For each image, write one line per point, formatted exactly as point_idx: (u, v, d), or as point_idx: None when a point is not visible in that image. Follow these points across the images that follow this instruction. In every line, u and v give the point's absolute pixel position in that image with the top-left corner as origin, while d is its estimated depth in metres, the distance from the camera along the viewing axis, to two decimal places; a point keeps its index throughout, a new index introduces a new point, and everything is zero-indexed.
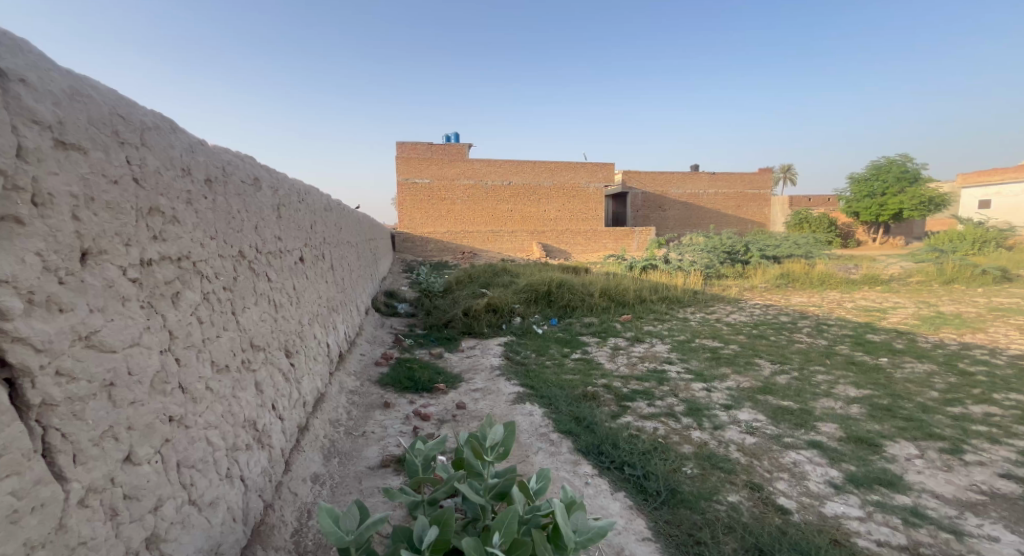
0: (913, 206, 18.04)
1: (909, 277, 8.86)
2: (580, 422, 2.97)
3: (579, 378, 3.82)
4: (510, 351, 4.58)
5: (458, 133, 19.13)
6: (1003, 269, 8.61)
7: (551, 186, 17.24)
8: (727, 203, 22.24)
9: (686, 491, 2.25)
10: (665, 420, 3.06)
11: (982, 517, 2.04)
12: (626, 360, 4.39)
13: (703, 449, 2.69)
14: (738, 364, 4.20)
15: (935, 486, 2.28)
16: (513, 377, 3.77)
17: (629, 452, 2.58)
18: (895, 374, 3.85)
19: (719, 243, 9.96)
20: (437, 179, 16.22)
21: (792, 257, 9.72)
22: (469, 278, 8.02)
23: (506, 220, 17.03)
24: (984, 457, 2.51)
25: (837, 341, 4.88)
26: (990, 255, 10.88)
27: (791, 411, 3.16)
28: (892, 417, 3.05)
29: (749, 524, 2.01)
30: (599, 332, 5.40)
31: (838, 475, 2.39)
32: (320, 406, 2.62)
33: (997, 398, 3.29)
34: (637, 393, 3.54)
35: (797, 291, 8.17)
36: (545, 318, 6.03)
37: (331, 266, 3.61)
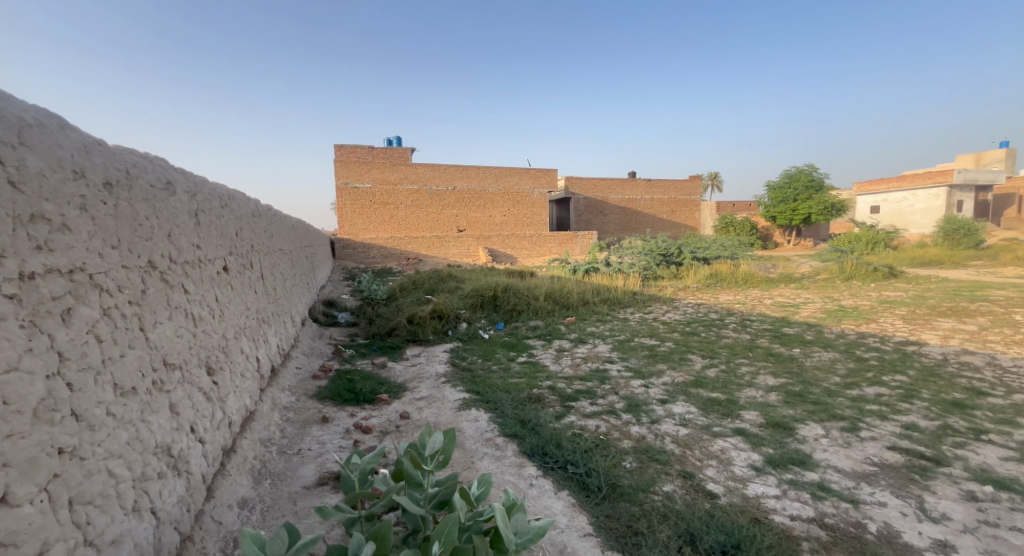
0: (819, 211, 20.25)
1: (818, 275, 9.83)
2: (526, 425, 3.00)
3: (524, 382, 3.86)
4: (455, 357, 4.54)
5: (400, 137, 18.70)
6: (892, 267, 9.78)
7: (494, 192, 17.34)
8: (661, 208, 23.52)
9: (625, 484, 2.34)
10: (606, 418, 3.17)
11: (874, 486, 2.30)
12: (570, 361, 4.50)
13: (641, 443, 2.81)
14: (673, 360, 4.44)
15: (838, 462, 2.53)
16: (459, 383, 3.74)
17: (572, 450, 2.64)
18: (807, 363, 4.24)
19: (656, 246, 10.49)
20: (379, 184, 15.76)
21: (722, 257, 10.42)
22: (413, 284, 7.86)
23: (451, 225, 16.87)
24: (876, 432, 2.83)
25: (759, 335, 5.30)
26: (882, 254, 12.33)
27: (719, 402, 3.39)
28: (804, 402, 3.35)
29: (681, 511, 2.12)
30: (544, 335, 5.49)
31: (759, 458, 2.59)
32: (249, 425, 2.45)
33: (887, 380, 3.72)
34: (580, 392, 3.64)
35: (727, 290, 8.77)
36: (491, 323, 6.03)
37: (260, 276, 3.38)
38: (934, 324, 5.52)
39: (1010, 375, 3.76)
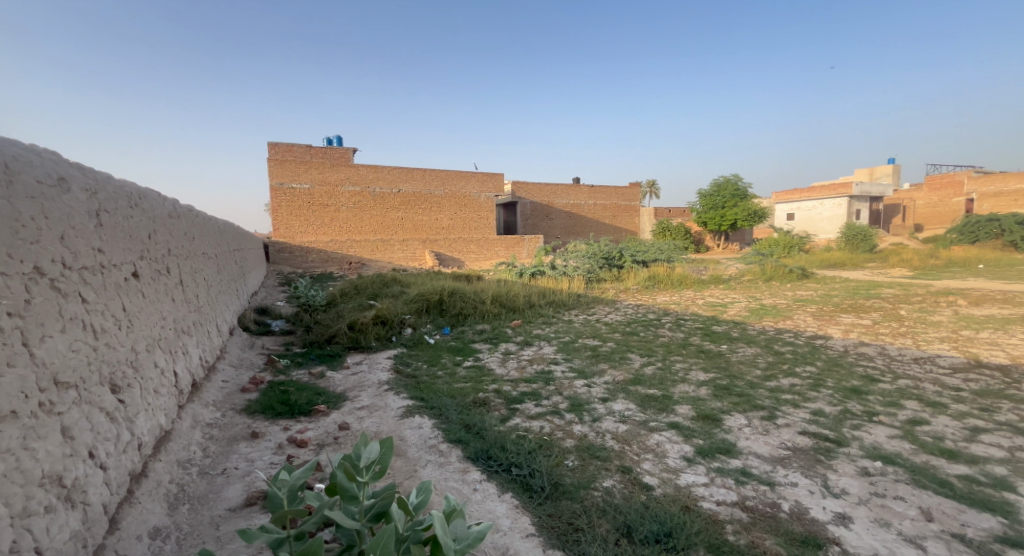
0: (744, 217, 21.83)
1: (743, 276, 10.61)
2: (471, 429, 2.98)
3: (470, 386, 3.83)
4: (399, 364, 4.42)
5: (340, 137, 17.94)
6: (805, 269, 10.75)
7: (441, 195, 17.12)
8: (603, 213, 24.36)
9: (567, 483, 2.38)
10: (550, 418, 3.22)
11: (788, 468, 2.50)
12: (516, 364, 4.52)
13: (583, 441, 2.88)
14: (613, 359, 4.60)
15: (758, 448, 2.73)
16: (403, 390, 3.64)
17: (516, 453, 2.65)
18: (734, 358, 4.55)
19: (600, 250, 10.81)
20: (317, 185, 15.02)
21: (660, 260, 10.95)
22: (355, 289, 7.57)
23: (395, 228, 16.42)
24: (789, 419, 3.09)
25: (691, 333, 5.62)
26: (797, 257, 13.55)
27: (655, 398, 3.55)
28: (730, 394, 3.59)
29: (619, 505, 2.19)
30: (490, 338, 5.48)
31: (690, 450, 2.74)
32: (164, 446, 2.23)
33: (800, 372, 4.08)
34: (525, 394, 3.67)
35: (665, 291, 9.23)
36: (436, 327, 5.93)
37: (179, 282, 3.12)
38: (839, 319, 6.14)
39: (898, 363, 4.26)
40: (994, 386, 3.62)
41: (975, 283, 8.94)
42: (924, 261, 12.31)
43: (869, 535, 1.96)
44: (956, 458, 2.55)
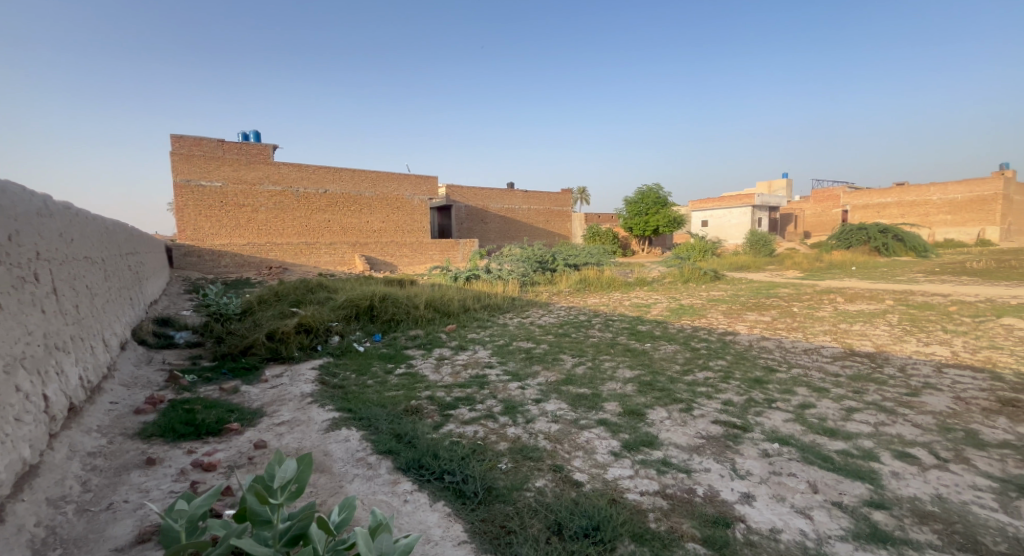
0: (665, 224, 23.34)
1: (665, 278, 11.34)
2: (402, 438, 2.89)
3: (402, 394, 3.73)
4: (325, 374, 4.19)
5: (258, 131, 16.71)
6: (718, 272, 11.73)
7: (371, 196, 16.54)
8: (537, 218, 24.91)
9: (500, 486, 2.39)
10: (484, 422, 3.21)
11: (702, 455, 2.70)
12: (450, 369, 4.46)
13: (516, 443, 2.90)
14: (547, 360, 4.70)
15: (677, 439, 2.92)
16: (328, 402, 3.46)
17: (448, 459, 2.62)
18: (656, 355, 4.82)
19: (534, 253, 11.02)
20: (231, 183, 13.86)
21: (590, 263, 11.38)
22: (275, 296, 7.07)
23: (321, 231, 15.59)
24: (704, 410, 3.34)
25: (619, 332, 5.89)
26: (711, 260, 14.73)
27: (585, 397, 3.67)
28: (654, 389, 3.80)
29: (551, 503, 2.24)
30: (424, 344, 5.37)
31: (617, 444, 2.86)
32: (29, 482, 1.94)
33: (714, 365, 4.42)
34: (459, 400, 3.64)
35: (596, 294, 9.60)
36: (366, 334, 5.71)
37: (52, 292, 2.72)
38: (746, 317, 6.74)
39: (793, 354, 4.75)
40: (864, 370, 4.17)
41: (852, 283, 10.28)
42: (812, 264, 13.94)
43: (768, 510, 2.17)
44: (835, 435, 2.90)
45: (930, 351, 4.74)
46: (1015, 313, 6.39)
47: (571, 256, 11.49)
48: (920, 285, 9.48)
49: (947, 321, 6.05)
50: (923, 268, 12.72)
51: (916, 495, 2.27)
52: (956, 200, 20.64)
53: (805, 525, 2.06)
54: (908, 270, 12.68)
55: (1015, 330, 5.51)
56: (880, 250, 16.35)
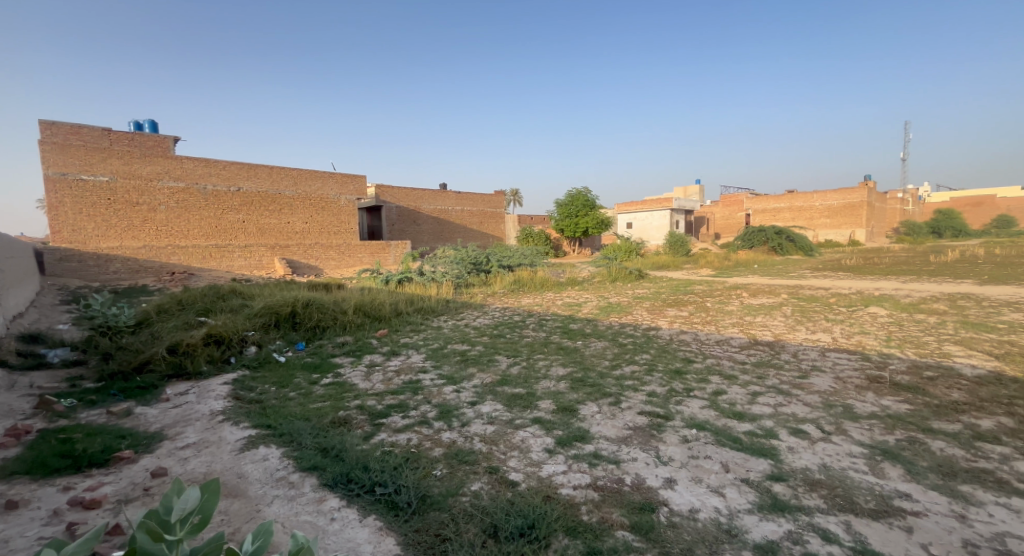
0: (595, 225, 24.23)
1: (595, 277, 11.79)
2: (328, 452, 2.73)
3: (328, 405, 3.52)
4: (239, 388, 3.84)
5: (154, 122, 15.08)
6: (642, 271, 12.39)
7: (292, 196, 15.58)
8: (470, 220, 24.83)
9: (435, 493, 2.33)
10: (418, 429, 3.12)
11: (629, 446, 2.81)
12: (382, 376, 4.29)
13: (451, 448, 2.85)
14: (481, 362, 4.68)
15: (607, 431, 3.02)
16: (243, 418, 3.19)
17: (379, 470, 2.50)
18: (587, 352, 4.97)
19: (468, 254, 10.93)
20: (122, 178, 12.40)
21: (523, 265, 11.52)
22: (178, 305, 6.39)
23: (235, 232, 14.40)
24: (631, 402, 3.49)
25: (552, 332, 6.01)
26: (635, 260, 15.54)
27: (520, 396, 3.70)
28: (585, 385, 3.91)
29: (486, 506, 2.21)
30: (353, 351, 5.12)
31: (551, 441, 2.91)
32: None
33: (640, 360, 4.63)
34: (392, 407, 3.51)
35: (530, 294, 9.72)
36: (288, 344, 5.33)
37: None
38: (668, 313, 7.15)
39: (707, 346, 5.12)
40: (765, 357, 4.60)
41: (754, 279, 11.32)
42: (722, 262, 15.18)
43: (688, 492, 2.30)
44: (743, 417, 3.16)
45: (816, 337, 5.34)
46: (878, 303, 7.41)
47: (505, 258, 11.56)
48: (808, 281, 10.68)
49: (829, 311, 6.85)
50: (809, 266, 14.34)
51: (808, 466, 2.53)
52: (834, 206, 23.64)
53: (719, 503, 2.21)
54: (798, 267, 14.24)
55: (880, 317, 6.37)
56: (776, 250, 18.18)
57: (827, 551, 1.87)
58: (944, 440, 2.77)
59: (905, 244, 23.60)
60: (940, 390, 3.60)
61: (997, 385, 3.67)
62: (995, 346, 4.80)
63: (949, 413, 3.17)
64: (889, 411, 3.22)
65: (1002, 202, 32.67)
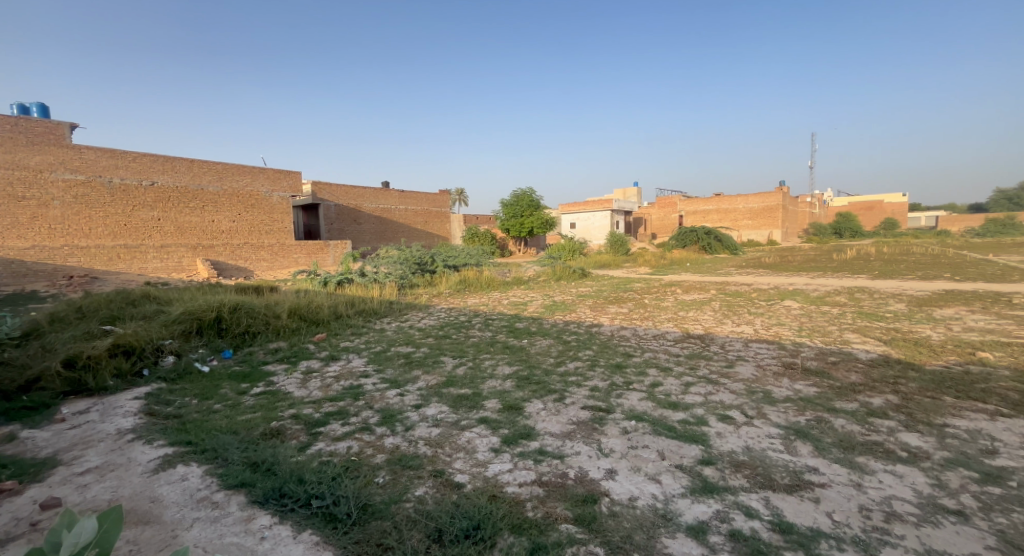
0: (539, 225, 24.56)
1: (541, 276, 11.95)
2: (259, 467, 2.55)
3: (259, 416, 3.30)
4: (154, 403, 3.50)
5: (44, 105, 13.43)
6: (585, 270, 12.73)
7: (217, 191, 14.48)
8: (414, 219, 24.34)
9: (377, 502, 2.25)
10: (359, 436, 3.00)
11: (573, 440, 2.87)
12: (320, 383, 4.08)
13: (394, 453, 2.76)
14: (426, 364, 4.59)
15: (552, 427, 3.07)
16: (159, 436, 2.91)
17: (316, 482, 2.38)
18: (532, 350, 5.02)
19: (412, 254, 10.67)
20: (5, 168, 10.98)
21: (469, 264, 11.45)
22: (78, 313, 5.72)
23: (148, 231, 13.15)
24: (574, 398, 3.57)
25: (498, 331, 6.01)
26: (578, 259, 15.93)
27: (466, 397, 3.66)
28: (530, 383, 3.95)
29: (431, 511, 2.17)
30: (288, 357, 4.84)
31: (497, 440, 2.90)
32: None
33: (583, 356, 4.75)
34: (330, 415, 3.35)
35: (476, 294, 9.67)
36: (212, 352, 4.94)
37: None
38: (609, 310, 7.39)
39: (645, 340, 5.35)
40: (697, 349, 4.88)
41: (686, 277, 11.99)
42: (658, 261, 15.94)
43: (628, 481, 2.39)
44: (677, 407, 3.33)
45: (741, 329, 5.75)
46: (793, 297, 8.10)
47: (450, 257, 11.42)
48: (733, 277, 11.49)
49: (751, 305, 7.40)
50: (734, 263, 15.41)
51: (733, 448, 2.71)
52: (754, 208, 25.61)
53: (655, 489, 2.31)
54: (725, 265, 15.26)
55: (794, 309, 6.98)
56: (705, 249, 19.39)
57: (748, 526, 2.01)
58: (845, 418, 3.08)
59: (814, 244, 26.03)
60: (841, 373, 4.00)
61: (886, 367, 4.13)
62: (884, 332, 5.41)
63: (849, 393, 3.53)
64: (801, 394, 3.53)
65: (891, 206, 37.09)
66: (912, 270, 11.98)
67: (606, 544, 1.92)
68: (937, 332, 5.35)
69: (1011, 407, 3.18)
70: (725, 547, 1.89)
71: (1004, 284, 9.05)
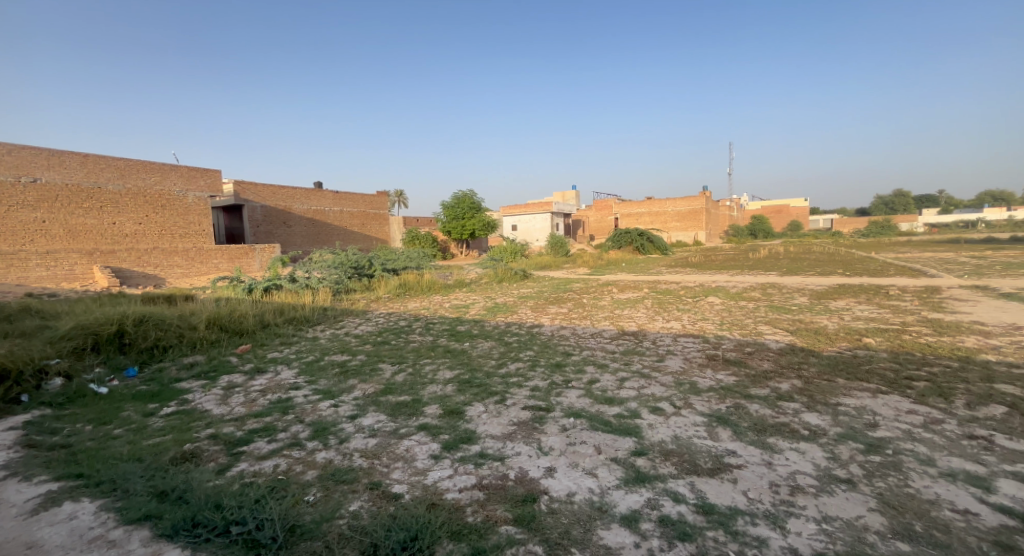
0: (481, 227, 24.52)
1: (483, 278, 11.93)
2: (168, 496, 2.32)
3: (170, 439, 3.00)
4: (35, 433, 3.06)
5: None
6: (526, 272, 12.89)
7: (120, 190, 13.14)
8: (349, 220, 23.40)
9: (306, 522, 2.12)
10: (287, 453, 2.82)
11: (513, 441, 2.88)
12: (243, 398, 3.78)
13: (327, 468, 2.62)
14: (364, 372, 4.41)
15: (492, 429, 3.07)
16: (44, 471, 2.56)
17: (237, 506, 2.19)
18: (474, 353, 4.99)
19: (347, 257, 10.19)
20: None
21: (409, 268, 11.18)
22: None
23: (32, 234, 11.55)
24: (515, 398, 3.59)
25: (439, 335, 5.92)
26: (519, 261, 16.10)
27: (405, 404, 3.56)
28: (472, 386, 3.92)
29: (366, 525, 2.08)
30: (205, 373, 4.43)
31: (438, 446, 2.85)
32: None
33: (524, 357, 4.79)
34: (254, 432, 3.12)
35: (415, 298, 9.46)
36: (113, 371, 4.42)
37: None
38: (550, 310, 7.52)
39: (583, 339, 5.51)
40: (631, 346, 5.10)
41: (622, 276, 12.53)
42: (595, 262, 16.51)
43: (566, 478, 2.43)
44: (613, 402, 3.45)
45: (671, 325, 6.09)
46: (716, 293, 8.73)
47: (388, 261, 11.05)
48: (664, 276, 12.17)
49: (679, 302, 7.88)
50: (665, 263, 16.36)
51: (663, 438, 2.86)
52: (682, 212, 27.36)
53: (591, 483, 2.38)
54: (657, 264, 16.14)
55: (717, 305, 7.52)
56: (639, 250, 20.35)
57: (676, 510, 2.12)
58: (758, 403, 3.36)
59: (734, 244, 28.21)
60: (755, 362, 4.36)
61: (793, 354, 4.57)
62: (791, 323, 5.98)
63: (762, 380, 3.85)
64: (723, 383, 3.80)
65: (797, 210, 41.15)
66: (816, 266, 13.34)
67: (545, 542, 1.95)
68: (833, 322, 6.00)
69: (889, 385, 3.63)
70: (655, 533, 1.98)
71: (886, 278, 10.34)
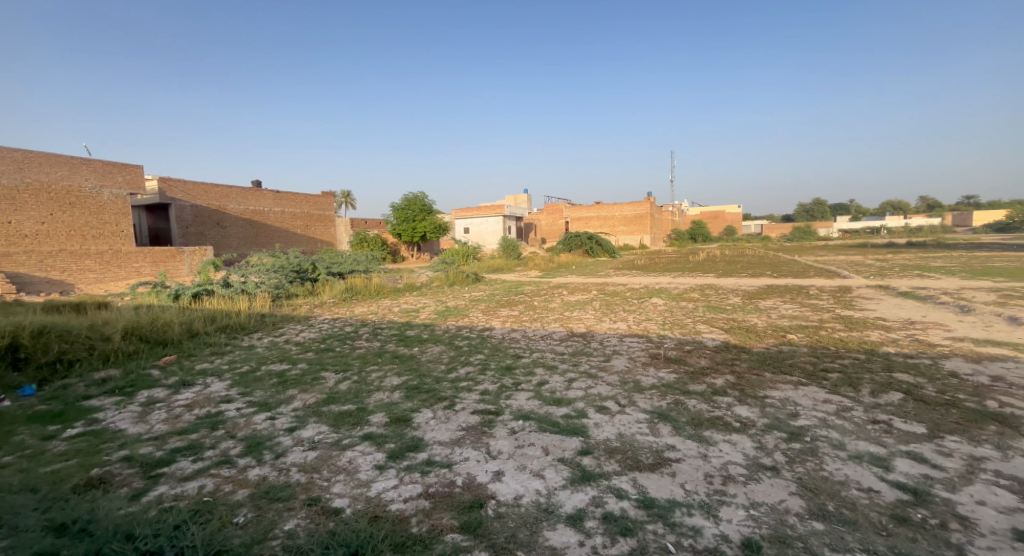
0: (432, 229, 24.17)
1: (433, 281, 11.72)
2: (68, 529, 2.07)
3: (75, 464, 2.69)
4: None
5: None
6: (477, 275, 12.83)
7: (16, 186, 11.67)
8: (291, 221, 22.27)
9: (235, 545, 1.96)
10: (215, 472, 2.60)
11: (462, 446, 2.84)
12: (165, 415, 3.47)
13: (260, 486, 2.45)
14: (305, 382, 4.18)
15: (441, 436, 3.00)
16: None
17: (152, 535, 2.00)
18: (423, 358, 4.88)
19: (288, 260, 9.64)
20: None
21: (355, 271, 10.77)
22: None
23: None
24: (464, 403, 3.54)
25: (387, 340, 5.74)
26: (471, 264, 16.00)
27: (348, 413, 3.41)
28: (420, 392, 3.83)
29: (301, 545, 1.96)
30: (120, 388, 4.02)
31: (382, 456, 2.75)
32: None
33: (474, 360, 4.75)
34: (177, 451, 2.86)
35: (363, 302, 9.13)
36: (6, 389, 3.91)
37: None
38: (501, 313, 7.52)
39: (534, 341, 5.54)
40: (580, 347, 5.19)
41: (573, 279, 12.81)
42: (546, 265, 16.76)
43: (514, 481, 2.42)
44: (561, 403, 3.49)
45: (618, 326, 6.27)
46: (660, 294, 9.12)
47: (333, 264, 10.58)
48: (613, 278, 12.58)
49: (626, 303, 8.15)
50: (613, 265, 16.91)
51: (608, 436, 2.92)
52: (629, 216, 28.51)
53: (539, 485, 2.38)
54: (606, 267, 16.67)
55: (661, 305, 7.85)
56: (588, 253, 20.88)
57: (620, 506, 2.17)
58: (696, 398, 3.53)
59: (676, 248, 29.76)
60: (694, 359, 4.58)
61: (728, 351, 4.84)
62: (726, 322, 6.35)
63: (700, 376, 4.05)
64: (665, 381, 3.95)
65: (731, 216, 44.04)
66: (749, 268, 14.33)
67: (491, 547, 1.93)
68: (763, 320, 6.44)
69: (809, 377, 3.94)
70: (599, 530, 2.01)
71: (808, 279, 11.30)
